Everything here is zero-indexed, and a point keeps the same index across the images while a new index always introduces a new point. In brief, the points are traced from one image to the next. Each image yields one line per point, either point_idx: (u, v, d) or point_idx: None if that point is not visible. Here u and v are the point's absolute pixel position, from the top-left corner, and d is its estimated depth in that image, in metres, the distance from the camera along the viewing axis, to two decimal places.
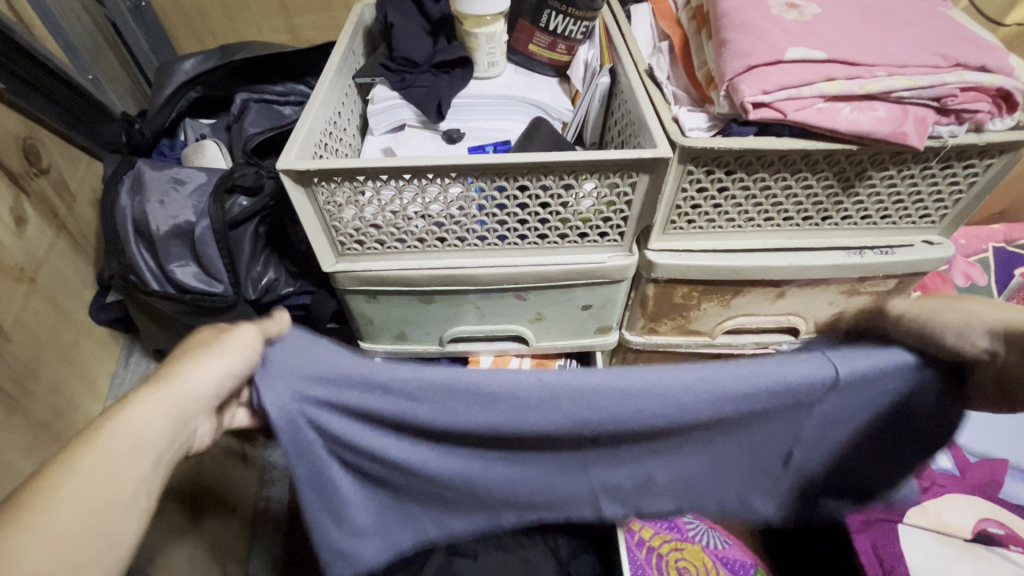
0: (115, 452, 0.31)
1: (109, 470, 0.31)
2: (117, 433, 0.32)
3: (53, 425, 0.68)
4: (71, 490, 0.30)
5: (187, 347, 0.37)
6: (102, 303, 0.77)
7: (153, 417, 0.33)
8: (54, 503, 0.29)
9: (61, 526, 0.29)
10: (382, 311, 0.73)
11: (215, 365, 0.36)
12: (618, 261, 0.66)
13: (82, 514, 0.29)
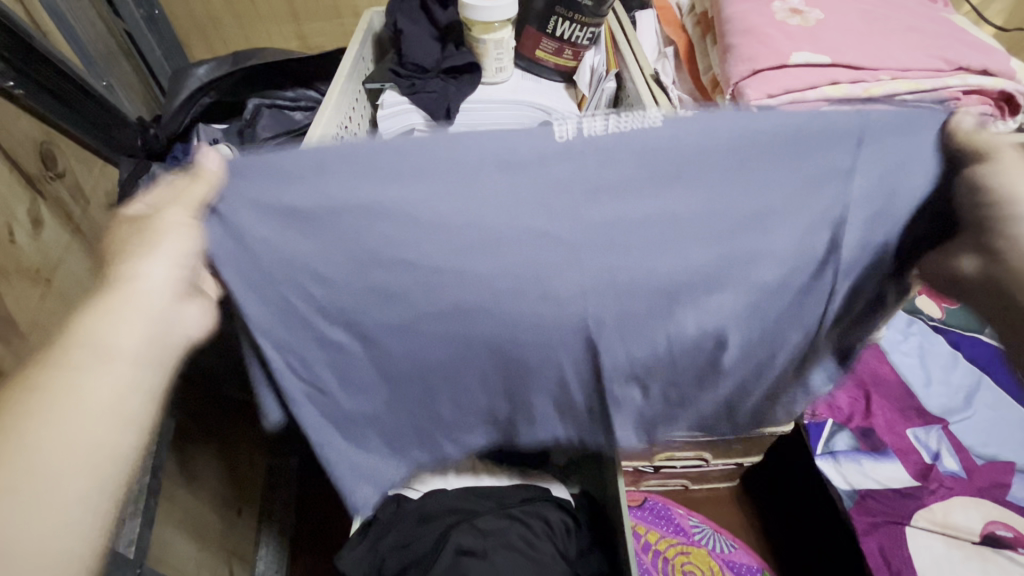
0: (122, 334, 0.39)
1: (115, 350, 0.38)
2: (98, 362, 0.38)
3: None
4: (96, 374, 0.37)
5: (119, 246, 0.40)
6: None
7: (123, 336, 0.39)
8: (86, 383, 0.37)
9: (104, 393, 0.37)
10: None
11: (155, 245, 0.38)
12: None
13: (102, 402, 0.37)
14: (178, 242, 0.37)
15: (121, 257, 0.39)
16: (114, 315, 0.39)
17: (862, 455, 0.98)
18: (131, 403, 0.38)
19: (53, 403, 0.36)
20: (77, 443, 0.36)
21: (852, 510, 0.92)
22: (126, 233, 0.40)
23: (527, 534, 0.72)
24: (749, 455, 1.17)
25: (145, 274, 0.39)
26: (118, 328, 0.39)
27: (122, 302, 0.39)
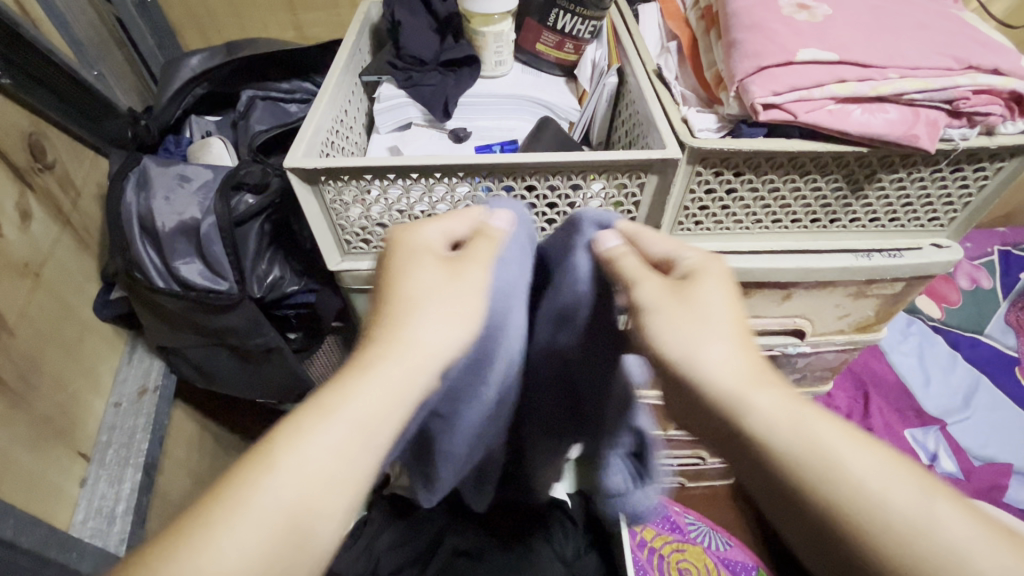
0: (370, 406, 0.34)
1: (372, 428, 0.34)
2: (359, 430, 0.33)
3: (57, 422, 0.67)
4: (317, 441, 0.33)
5: (395, 292, 0.39)
6: (106, 299, 0.78)
7: (378, 405, 0.34)
8: (313, 456, 0.32)
9: (318, 473, 0.32)
10: None
11: (439, 300, 0.38)
12: None
13: (330, 486, 0.32)
14: (447, 303, 0.38)
15: (408, 304, 0.38)
16: (384, 376, 0.35)
17: None
18: (342, 495, 0.33)
19: (284, 448, 0.32)
20: (282, 533, 0.31)
21: None
22: (427, 279, 0.39)
23: (524, 536, 0.71)
24: None
25: (407, 339, 0.37)
26: (383, 391, 0.35)
27: (378, 371, 0.35)
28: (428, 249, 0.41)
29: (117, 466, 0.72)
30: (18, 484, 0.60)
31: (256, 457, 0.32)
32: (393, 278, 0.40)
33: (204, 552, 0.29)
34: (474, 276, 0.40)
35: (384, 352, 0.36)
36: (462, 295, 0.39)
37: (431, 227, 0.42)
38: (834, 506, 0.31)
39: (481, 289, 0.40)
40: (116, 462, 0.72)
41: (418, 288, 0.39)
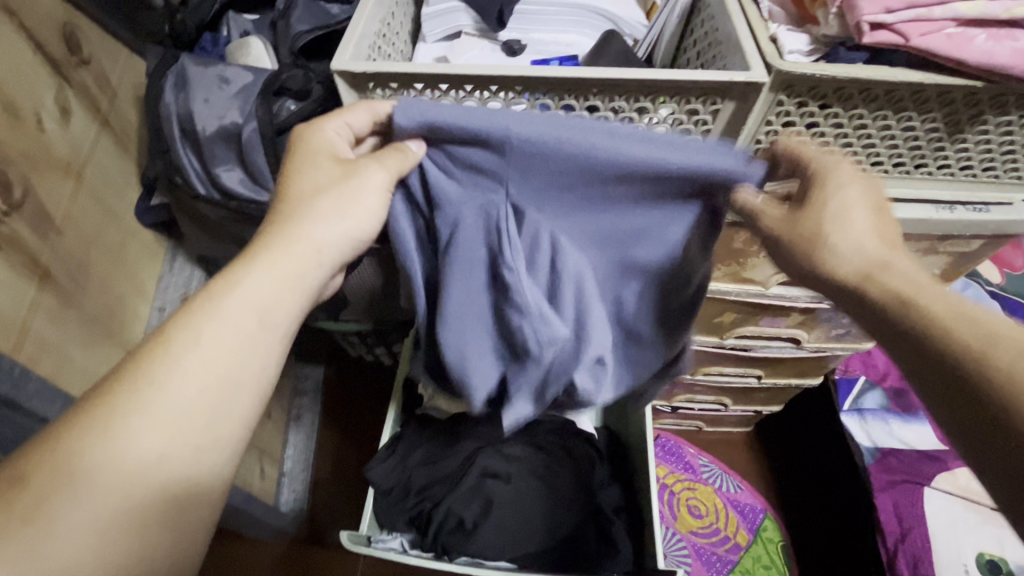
0: (256, 288, 0.42)
1: (258, 304, 0.42)
2: (247, 321, 0.42)
3: (107, 322, 0.69)
4: (209, 322, 0.41)
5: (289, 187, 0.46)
6: (147, 205, 0.77)
7: (268, 294, 0.43)
8: (205, 330, 0.40)
9: (210, 343, 0.40)
10: None
11: (331, 204, 0.46)
12: None
13: (220, 349, 0.40)
14: (336, 203, 0.46)
15: (301, 197, 0.46)
16: (269, 273, 0.43)
17: (891, 416, 1.00)
18: (235, 360, 0.41)
19: (190, 344, 0.40)
20: (181, 397, 0.39)
21: (872, 466, 0.96)
22: (326, 175, 0.47)
23: (548, 462, 0.74)
24: (769, 405, 1.19)
25: (294, 247, 0.44)
26: (265, 281, 0.43)
27: (263, 259, 0.43)
28: (329, 143, 0.48)
29: None
30: (75, 379, 0.62)
31: (151, 352, 0.39)
32: (294, 172, 0.47)
33: (120, 421, 0.37)
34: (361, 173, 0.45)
35: (269, 245, 0.44)
36: (350, 189, 0.45)
37: (338, 120, 0.48)
38: (941, 352, 0.34)
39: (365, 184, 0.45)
40: None
41: (313, 184, 0.47)
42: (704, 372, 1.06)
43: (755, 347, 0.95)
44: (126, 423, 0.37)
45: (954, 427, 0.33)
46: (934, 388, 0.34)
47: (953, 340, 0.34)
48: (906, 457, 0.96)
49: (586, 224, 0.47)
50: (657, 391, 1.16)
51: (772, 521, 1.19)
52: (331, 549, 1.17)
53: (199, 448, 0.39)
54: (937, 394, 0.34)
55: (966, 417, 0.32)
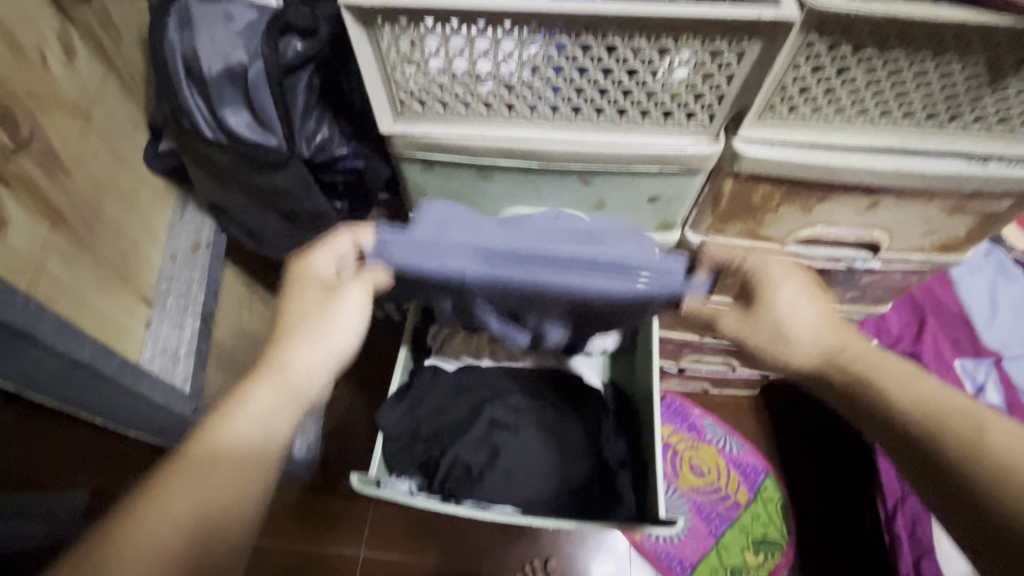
0: (264, 397, 0.51)
1: (266, 402, 0.51)
2: (265, 405, 0.51)
3: (121, 267, 0.69)
4: (230, 423, 0.49)
5: (282, 332, 0.56)
6: (156, 150, 0.77)
7: (270, 409, 0.51)
8: (228, 420, 0.49)
9: (234, 433, 0.49)
10: (437, 184, 0.71)
11: (314, 325, 0.56)
12: (701, 149, 0.60)
13: (242, 430, 0.49)
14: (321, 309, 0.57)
15: (292, 329, 0.56)
16: (274, 384, 0.52)
17: None
18: (255, 439, 0.49)
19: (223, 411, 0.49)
20: (212, 467, 0.47)
21: None
22: (311, 303, 0.57)
23: (553, 414, 0.77)
24: None
25: (295, 356, 0.54)
26: (273, 388, 0.52)
27: (264, 384, 0.52)
28: (315, 280, 0.59)
29: (178, 312, 0.75)
30: (93, 321, 0.63)
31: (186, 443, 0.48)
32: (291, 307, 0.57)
33: (163, 490, 0.45)
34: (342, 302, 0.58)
35: (266, 372, 0.53)
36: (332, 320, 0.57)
37: (317, 268, 0.59)
38: (925, 427, 0.48)
39: (341, 317, 0.57)
40: (177, 310, 0.75)
41: (300, 320, 0.56)
42: (713, 333, 1.06)
43: None
44: (168, 492, 0.45)
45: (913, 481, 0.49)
46: (909, 463, 0.49)
47: (935, 405, 0.49)
48: None
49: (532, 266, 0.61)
50: (665, 351, 1.16)
51: (773, 483, 1.20)
52: (342, 494, 1.22)
53: (227, 505, 0.46)
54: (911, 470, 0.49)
55: (932, 482, 0.47)
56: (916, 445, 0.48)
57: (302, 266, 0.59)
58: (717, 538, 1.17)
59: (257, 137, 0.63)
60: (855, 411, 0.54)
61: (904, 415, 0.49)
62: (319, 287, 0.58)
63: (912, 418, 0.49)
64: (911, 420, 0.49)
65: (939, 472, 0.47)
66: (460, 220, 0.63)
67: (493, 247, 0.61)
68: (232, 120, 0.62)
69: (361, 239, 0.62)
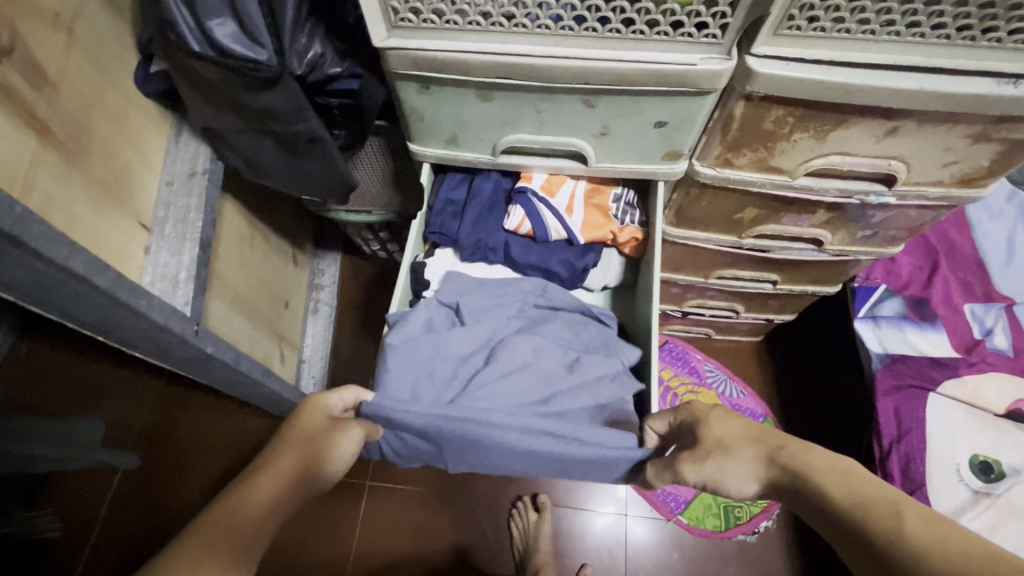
0: (275, 499, 0.51)
1: (276, 505, 0.50)
2: (276, 504, 0.50)
3: (114, 189, 0.68)
4: (243, 510, 0.48)
5: (297, 442, 0.56)
6: (147, 72, 0.74)
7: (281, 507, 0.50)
8: (240, 513, 0.48)
9: (246, 515, 0.48)
10: (434, 107, 0.68)
11: (325, 460, 0.57)
12: (712, 66, 0.57)
13: (255, 521, 0.48)
14: (330, 444, 0.58)
15: (302, 450, 0.56)
16: (283, 494, 0.51)
17: (907, 323, 0.97)
18: (268, 524, 0.49)
19: (223, 522, 0.47)
20: (226, 541, 0.46)
21: (879, 371, 0.96)
22: (321, 431, 0.58)
23: None
24: (781, 313, 1.18)
25: (306, 481, 0.54)
26: (282, 497, 0.51)
27: (276, 487, 0.51)
28: (323, 415, 0.60)
29: (176, 239, 0.75)
30: (89, 241, 0.63)
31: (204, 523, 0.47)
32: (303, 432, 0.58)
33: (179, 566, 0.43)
34: (348, 438, 0.59)
35: (275, 482, 0.52)
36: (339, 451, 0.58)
37: (327, 409, 0.61)
38: (855, 506, 0.45)
39: (344, 451, 0.59)
40: (174, 236, 0.75)
41: (311, 447, 0.56)
42: (717, 275, 1.04)
43: (774, 249, 0.92)
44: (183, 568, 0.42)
45: (850, 558, 0.45)
46: (844, 546, 0.45)
47: (862, 493, 0.45)
48: (915, 363, 0.95)
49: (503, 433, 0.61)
50: (668, 295, 1.15)
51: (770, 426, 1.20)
52: None
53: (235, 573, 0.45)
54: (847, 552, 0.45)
55: (861, 561, 0.43)
56: (846, 526, 0.45)
57: (318, 405, 0.60)
58: None
59: (247, 51, 0.59)
60: (785, 496, 0.51)
61: (830, 533, 0.47)
62: (326, 424, 0.59)
63: (836, 499, 0.46)
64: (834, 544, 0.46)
65: (872, 559, 0.42)
66: (446, 358, 0.69)
67: (469, 448, 0.62)
68: (218, 31, 0.58)
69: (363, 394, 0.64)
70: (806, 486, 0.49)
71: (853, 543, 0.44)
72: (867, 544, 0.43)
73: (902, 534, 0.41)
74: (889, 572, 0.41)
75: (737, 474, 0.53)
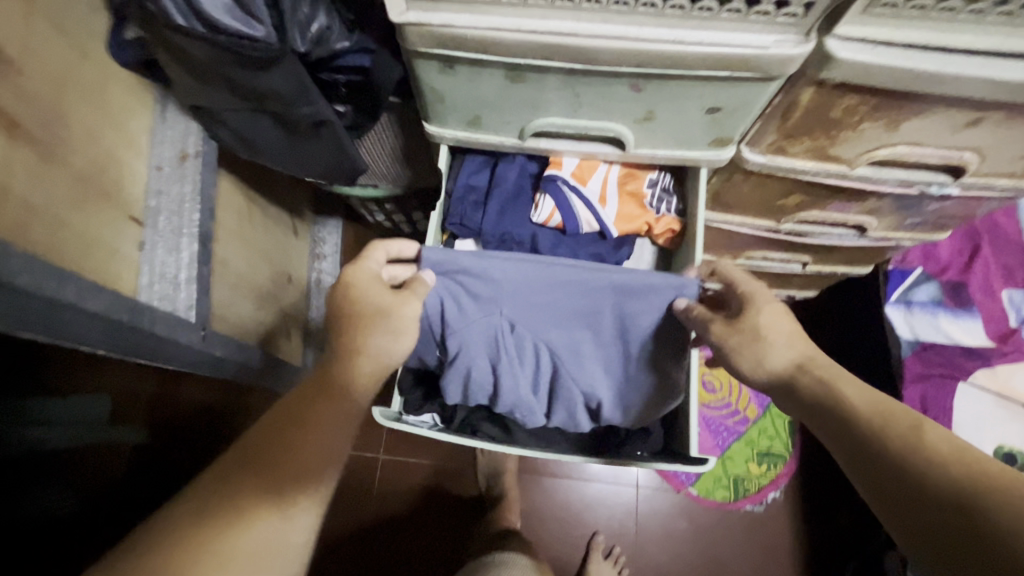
0: (321, 402, 0.53)
1: (325, 404, 0.52)
2: (326, 404, 0.52)
3: (100, 181, 0.61)
4: (293, 417, 0.52)
5: (340, 334, 0.55)
6: (120, 39, 0.63)
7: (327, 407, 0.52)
8: (287, 420, 0.51)
9: (294, 421, 0.51)
10: (456, 87, 0.60)
11: (377, 333, 0.55)
12: (785, 51, 0.49)
13: (303, 426, 0.51)
14: (381, 321, 0.55)
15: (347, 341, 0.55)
16: (329, 390, 0.53)
17: (941, 310, 0.94)
18: (317, 423, 0.51)
19: (277, 431, 0.51)
20: (274, 452, 0.50)
21: (907, 358, 0.93)
22: (371, 302, 0.56)
23: None
24: (804, 290, 1.14)
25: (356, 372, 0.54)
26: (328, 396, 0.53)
27: (321, 389, 0.53)
28: (370, 281, 0.57)
29: (173, 233, 0.69)
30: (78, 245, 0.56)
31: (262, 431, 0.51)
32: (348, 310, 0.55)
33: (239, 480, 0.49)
34: (407, 308, 0.56)
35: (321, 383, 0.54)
36: (393, 324, 0.56)
37: (368, 276, 0.56)
38: (875, 416, 0.49)
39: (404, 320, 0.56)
40: (170, 231, 0.69)
41: (358, 331, 0.55)
42: (744, 256, 0.99)
43: (811, 234, 0.86)
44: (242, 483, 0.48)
45: (854, 461, 0.50)
46: (853, 451, 0.50)
47: (884, 408, 0.50)
48: (947, 351, 0.93)
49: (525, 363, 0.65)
50: None
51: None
52: None
53: (289, 480, 0.49)
54: (854, 455, 0.50)
55: (871, 462, 0.48)
56: (865, 436, 0.49)
57: (360, 272, 0.56)
58: (724, 449, 1.27)
59: (241, 26, 0.51)
60: (799, 410, 0.55)
61: (839, 441, 0.51)
62: (377, 293, 0.56)
63: (860, 412, 0.50)
64: (840, 451, 0.51)
65: (888, 461, 0.47)
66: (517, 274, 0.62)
67: (524, 298, 0.60)
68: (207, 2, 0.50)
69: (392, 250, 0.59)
70: (830, 400, 0.52)
71: (870, 447, 0.49)
72: (887, 449, 0.47)
73: (925, 441, 0.47)
74: (907, 471, 0.46)
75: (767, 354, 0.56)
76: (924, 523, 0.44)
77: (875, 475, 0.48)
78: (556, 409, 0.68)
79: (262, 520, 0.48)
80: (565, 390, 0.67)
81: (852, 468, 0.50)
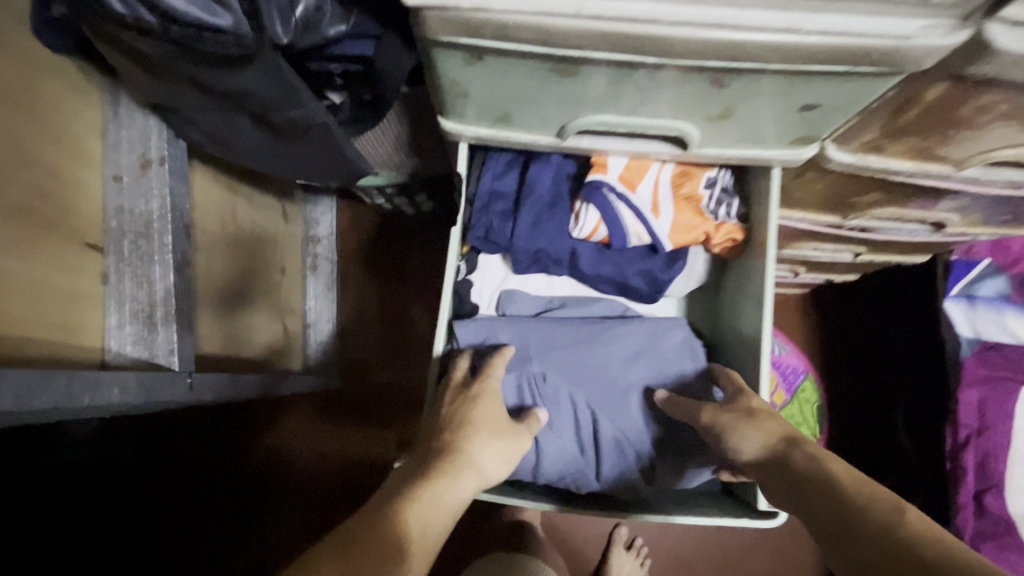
0: (447, 506, 0.47)
1: (449, 512, 0.47)
2: (450, 507, 0.48)
3: (40, 210, 0.49)
4: (420, 510, 0.45)
5: (469, 430, 0.54)
6: (48, 19, 0.49)
7: (450, 505, 0.48)
8: (415, 513, 0.45)
9: (421, 516, 0.45)
10: (485, 81, 0.47)
11: (496, 451, 0.54)
12: (932, 41, 0.37)
13: (428, 522, 0.45)
14: (502, 442, 0.55)
15: (472, 444, 0.53)
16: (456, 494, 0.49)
17: (1008, 307, 0.87)
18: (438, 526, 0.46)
19: (397, 516, 0.44)
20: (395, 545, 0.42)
21: (968, 359, 0.87)
22: (495, 418, 0.56)
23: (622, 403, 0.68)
24: (848, 275, 1.05)
25: (474, 479, 0.51)
26: (453, 496, 0.48)
27: (455, 488, 0.49)
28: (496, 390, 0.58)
29: (142, 260, 0.57)
30: (17, 300, 0.45)
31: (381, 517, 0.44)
32: (472, 415, 0.55)
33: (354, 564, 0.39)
34: (524, 439, 0.57)
35: (450, 478, 0.49)
36: (511, 449, 0.55)
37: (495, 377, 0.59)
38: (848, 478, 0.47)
39: (518, 447, 0.56)
40: (140, 258, 0.57)
41: (485, 439, 0.54)
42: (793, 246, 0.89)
43: (879, 229, 0.76)
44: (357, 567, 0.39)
45: (814, 516, 0.47)
46: (815, 506, 0.47)
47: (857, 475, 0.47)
48: (1013, 353, 0.86)
49: (555, 409, 0.63)
50: None
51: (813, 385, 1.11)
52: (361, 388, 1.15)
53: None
54: (814, 510, 0.47)
55: (832, 517, 0.46)
56: (829, 495, 0.47)
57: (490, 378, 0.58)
58: None
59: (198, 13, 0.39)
60: (768, 465, 0.52)
61: (796, 490, 0.49)
62: (502, 419, 0.57)
63: (835, 473, 0.48)
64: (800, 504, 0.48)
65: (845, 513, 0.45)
66: (537, 330, 0.65)
67: (546, 341, 0.64)
68: None
69: (508, 352, 0.61)
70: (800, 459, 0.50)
71: (828, 499, 0.46)
72: (849, 505, 0.45)
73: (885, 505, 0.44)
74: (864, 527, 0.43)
75: (753, 431, 0.53)
76: (858, 551, 0.43)
77: (832, 527, 0.45)
78: (604, 461, 0.63)
79: (386, 553, 0.41)
80: (608, 448, 0.63)
81: (811, 527, 0.47)
